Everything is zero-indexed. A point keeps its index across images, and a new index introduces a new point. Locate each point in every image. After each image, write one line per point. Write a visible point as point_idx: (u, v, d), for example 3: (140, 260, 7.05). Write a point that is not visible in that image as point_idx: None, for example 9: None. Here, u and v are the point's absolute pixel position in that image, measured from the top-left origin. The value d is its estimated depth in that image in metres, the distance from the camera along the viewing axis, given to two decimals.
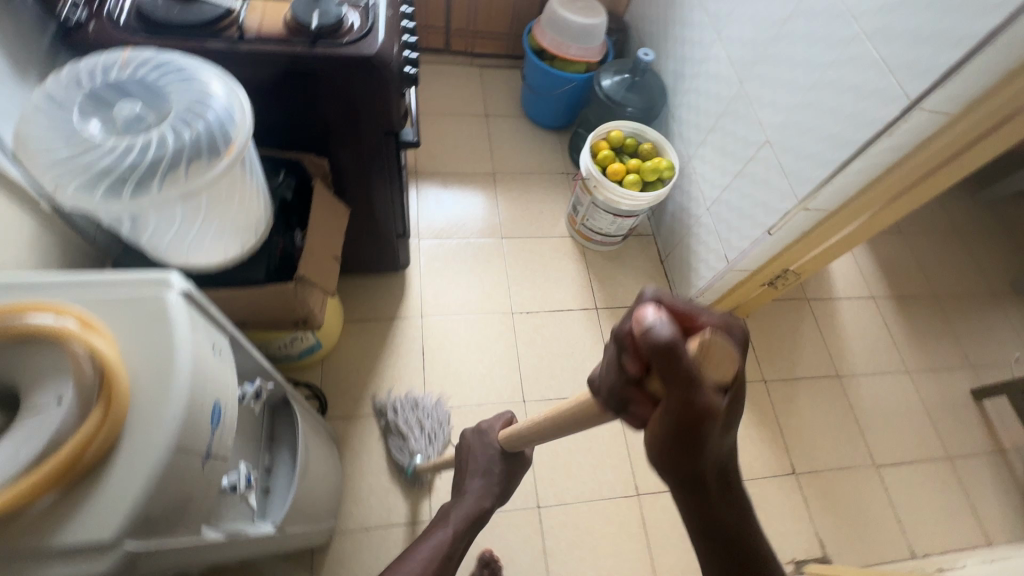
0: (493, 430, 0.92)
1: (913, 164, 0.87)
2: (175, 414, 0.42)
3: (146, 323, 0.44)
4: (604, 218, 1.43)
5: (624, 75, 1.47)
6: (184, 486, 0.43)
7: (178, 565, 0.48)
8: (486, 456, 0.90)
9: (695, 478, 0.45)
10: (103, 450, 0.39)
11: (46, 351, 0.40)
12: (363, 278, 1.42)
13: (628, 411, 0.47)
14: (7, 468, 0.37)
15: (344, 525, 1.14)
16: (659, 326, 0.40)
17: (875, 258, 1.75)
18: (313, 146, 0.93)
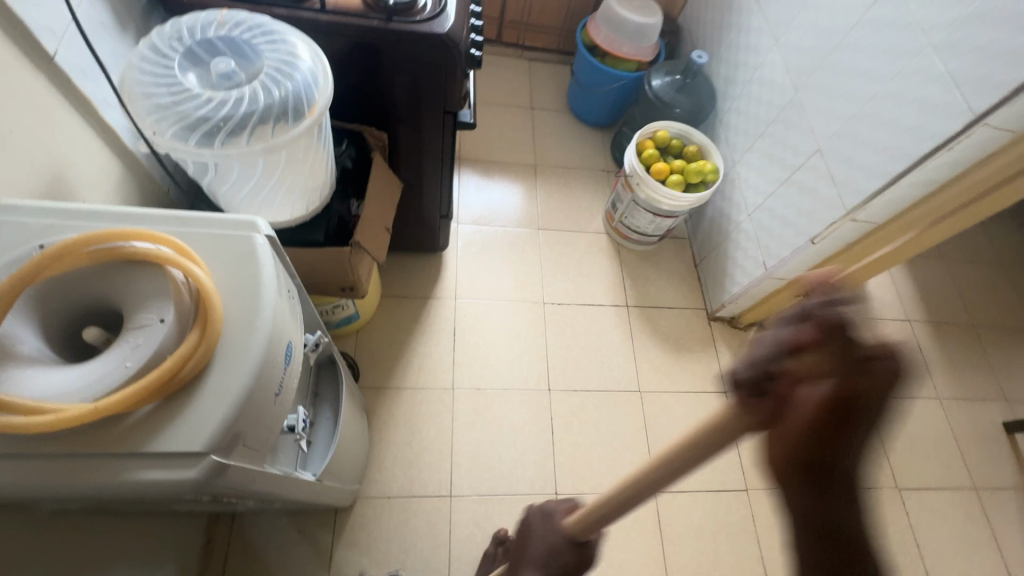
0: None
1: (972, 181, 0.86)
2: (260, 344, 0.44)
3: (236, 260, 0.48)
4: (643, 216, 1.43)
5: (675, 76, 1.48)
6: (262, 413, 0.46)
7: (242, 494, 0.50)
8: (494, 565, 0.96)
9: (821, 462, 0.43)
10: (198, 369, 0.42)
11: (151, 275, 0.44)
12: (401, 256, 1.46)
13: (761, 402, 0.42)
14: (115, 375, 0.40)
15: (367, 490, 1.17)
16: (833, 320, 0.38)
17: (914, 280, 1.72)
18: (374, 120, 0.96)
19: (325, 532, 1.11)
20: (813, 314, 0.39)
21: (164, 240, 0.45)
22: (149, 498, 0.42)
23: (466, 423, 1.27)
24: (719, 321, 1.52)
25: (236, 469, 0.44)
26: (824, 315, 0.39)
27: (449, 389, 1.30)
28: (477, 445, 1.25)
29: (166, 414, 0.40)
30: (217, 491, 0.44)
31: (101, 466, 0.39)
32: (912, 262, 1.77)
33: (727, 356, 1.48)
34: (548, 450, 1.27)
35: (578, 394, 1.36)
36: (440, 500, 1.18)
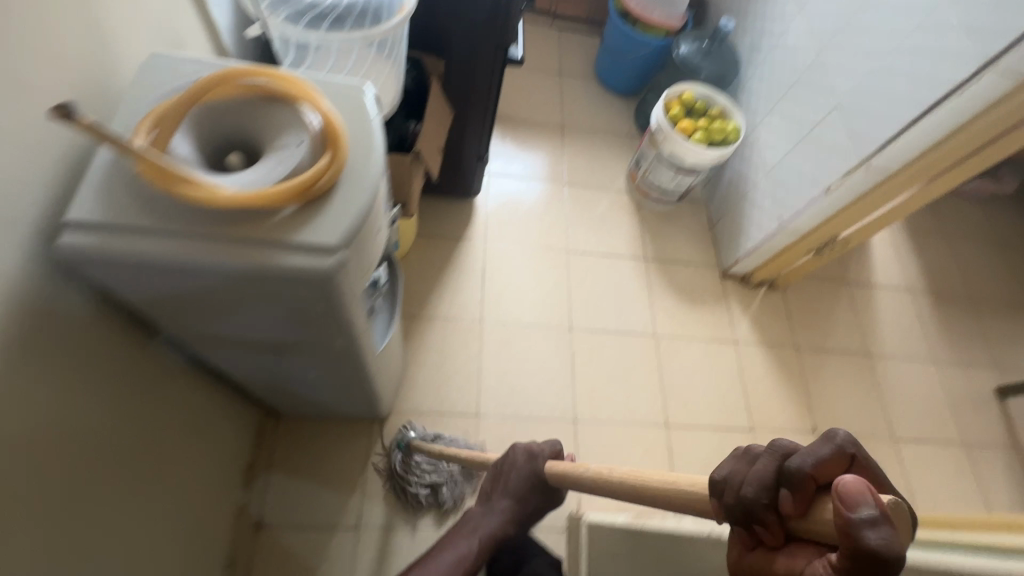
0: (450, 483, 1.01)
1: (979, 126, 0.95)
2: (376, 173, 0.53)
3: (351, 109, 0.56)
4: (666, 172, 1.52)
5: (702, 43, 1.58)
6: (371, 236, 0.54)
7: (343, 318, 0.58)
8: (525, 483, 0.78)
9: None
10: (331, 184, 0.50)
11: (286, 108, 0.52)
12: (435, 199, 1.54)
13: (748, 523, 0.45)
14: (267, 178, 0.48)
15: (399, 405, 1.25)
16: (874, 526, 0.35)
17: (917, 254, 1.81)
18: (432, 49, 1.04)
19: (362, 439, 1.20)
20: (854, 502, 0.36)
21: (293, 82, 0.52)
22: (283, 292, 0.50)
23: (492, 352, 1.35)
24: (732, 278, 1.61)
25: (351, 277, 0.52)
26: (867, 513, 0.36)
27: (477, 321, 1.39)
28: (502, 372, 1.33)
29: (306, 214, 0.49)
30: (334, 296, 0.52)
31: (255, 249, 0.47)
32: (917, 238, 1.85)
33: (738, 310, 1.56)
34: (568, 381, 1.36)
35: (597, 334, 1.44)
36: (467, 419, 1.26)
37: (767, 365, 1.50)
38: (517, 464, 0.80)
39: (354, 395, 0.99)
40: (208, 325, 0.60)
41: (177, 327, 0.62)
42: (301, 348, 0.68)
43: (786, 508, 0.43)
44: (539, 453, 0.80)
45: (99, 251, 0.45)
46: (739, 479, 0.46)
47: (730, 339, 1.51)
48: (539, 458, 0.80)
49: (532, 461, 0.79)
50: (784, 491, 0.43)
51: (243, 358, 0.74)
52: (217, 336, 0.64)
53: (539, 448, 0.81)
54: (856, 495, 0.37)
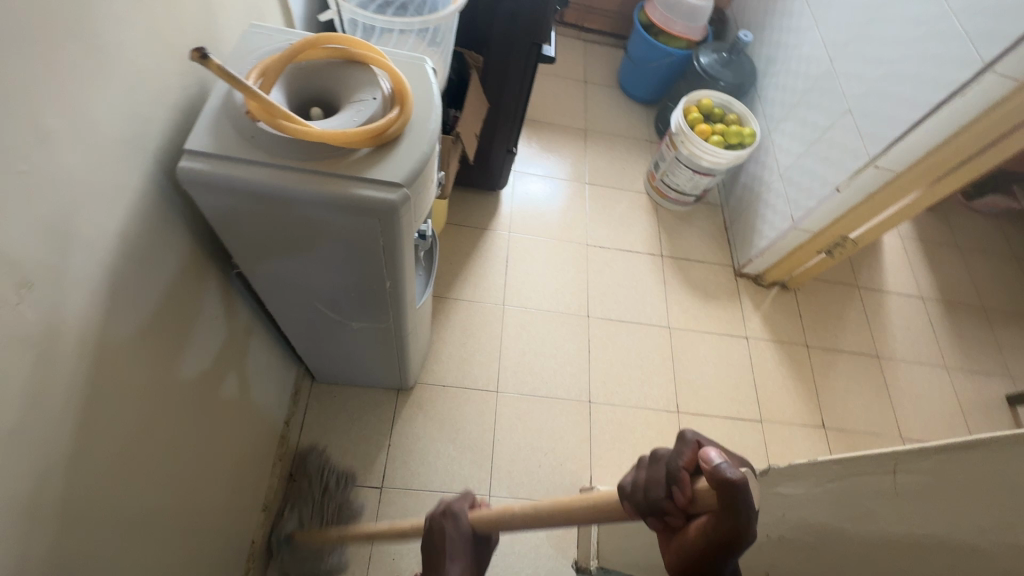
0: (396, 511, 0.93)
1: (982, 126, 1.01)
2: (434, 128, 0.62)
3: (413, 77, 0.66)
4: (683, 173, 1.59)
5: (721, 54, 1.67)
6: (426, 182, 0.63)
7: (397, 258, 0.67)
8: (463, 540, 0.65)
9: None
10: (398, 133, 0.59)
11: (363, 70, 0.61)
12: (464, 192, 1.63)
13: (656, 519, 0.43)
14: (347, 124, 0.57)
15: (424, 378, 1.33)
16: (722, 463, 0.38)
17: (929, 264, 1.85)
18: (473, 45, 1.15)
19: (389, 406, 1.27)
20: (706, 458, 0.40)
21: (365, 47, 0.61)
22: (352, 223, 0.59)
23: (513, 334, 1.43)
24: (745, 278, 1.67)
25: (408, 216, 0.61)
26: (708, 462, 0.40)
27: (499, 305, 1.47)
28: (522, 353, 1.40)
29: (376, 156, 0.58)
30: (394, 231, 0.61)
31: (334, 181, 0.56)
32: (929, 249, 1.89)
33: (751, 308, 1.62)
34: (584, 365, 1.42)
35: (613, 323, 1.50)
36: (487, 394, 1.33)
37: (777, 360, 1.55)
38: (444, 533, 0.64)
39: (387, 357, 1.07)
40: (281, 260, 0.69)
41: (253, 263, 0.71)
42: (354, 292, 0.76)
43: (682, 495, 0.41)
44: (460, 510, 0.67)
45: (209, 175, 0.54)
46: (643, 481, 0.44)
47: (742, 335, 1.56)
48: (464, 515, 0.66)
49: (458, 522, 0.66)
50: (674, 482, 0.41)
51: (299, 303, 0.82)
52: (284, 274, 0.73)
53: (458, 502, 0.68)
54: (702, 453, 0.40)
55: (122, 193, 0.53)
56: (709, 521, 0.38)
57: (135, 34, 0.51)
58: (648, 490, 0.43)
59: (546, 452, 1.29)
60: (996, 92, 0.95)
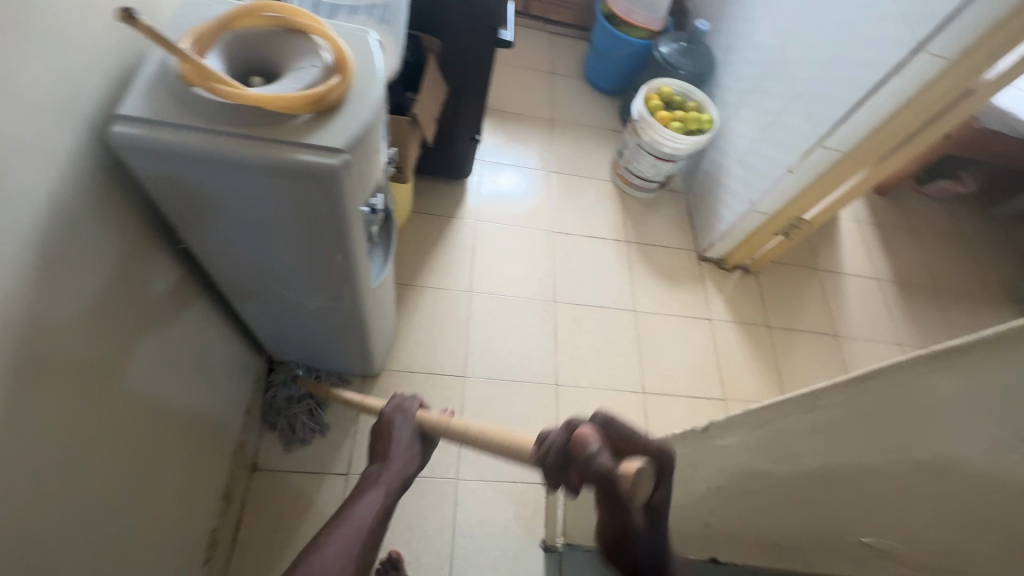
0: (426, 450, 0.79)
1: (919, 104, 1.05)
2: (377, 97, 0.63)
3: (357, 48, 0.66)
4: (646, 160, 1.62)
5: (681, 43, 1.70)
6: (370, 150, 0.63)
7: (345, 228, 0.67)
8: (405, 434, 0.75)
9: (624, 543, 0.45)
10: (340, 100, 0.60)
11: (304, 40, 0.62)
12: (430, 180, 1.63)
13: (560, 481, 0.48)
14: (286, 91, 0.57)
15: (391, 364, 1.32)
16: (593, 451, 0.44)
17: (883, 246, 1.92)
18: (430, 29, 1.15)
19: (354, 393, 1.26)
20: (591, 454, 0.44)
21: (305, 15, 0.61)
22: (294, 189, 0.59)
23: (480, 319, 1.44)
24: (708, 262, 1.71)
25: (352, 183, 0.62)
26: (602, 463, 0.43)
27: (466, 291, 1.47)
28: (488, 338, 1.41)
29: (317, 122, 0.58)
30: (338, 198, 0.62)
31: (273, 146, 0.56)
32: (884, 232, 1.96)
33: (714, 291, 1.66)
34: (550, 349, 1.43)
35: (579, 307, 1.52)
36: (455, 379, 1.34)
37: (739, 340, 1.59)
38: (393, 427, 0.74)
39: (349, 341, 1.06)
40: (227, 231, 0.69)
41: (199, 235, 0.70)
42: (306, 266, 0.76)
43: (573, 480, 0.46)
44: (408, 406, 0.76)
45: (144, 140, 0.54)
46: (551, 450, 0.48)
47: (706, 317, 1.60)
48: (411, 410, 0.76)
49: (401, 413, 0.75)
50: (591, 463, 0.43)
51: (251, 281, 0.82)
52: (232, 248, 0.73)
53: (409, 401, 0.76)
54: (587, 443, 0.44)
55: (49, 158, 0.52)
56: (607, 506, 0.44)
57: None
58: (557, 459, 0.47)
59: (514, 435, 1.30)
60: (930, 70, 1.00)
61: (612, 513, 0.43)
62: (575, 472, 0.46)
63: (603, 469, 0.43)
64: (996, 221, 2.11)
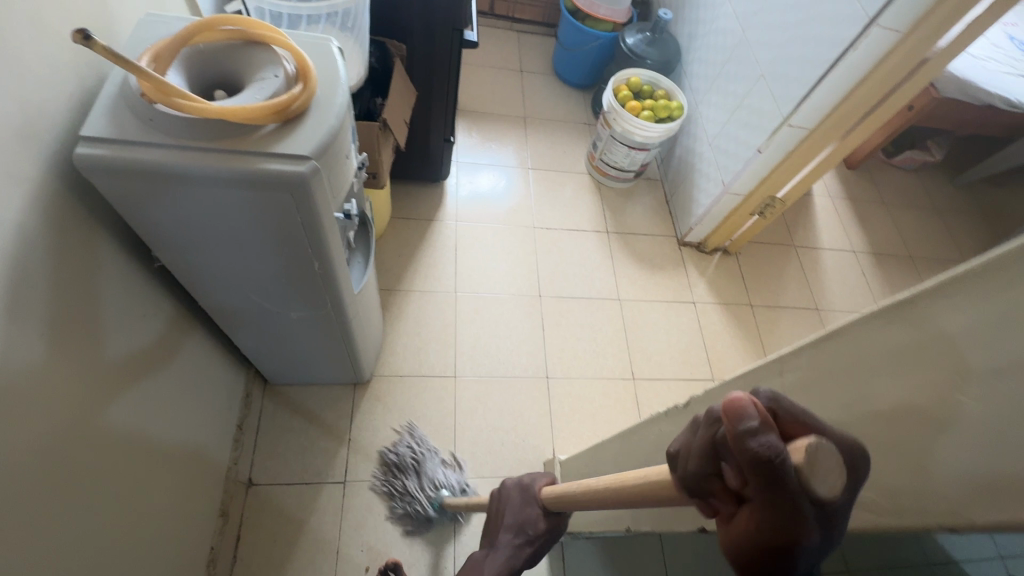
0: (535, 489, 0.81)
1: (877, 77, 1.08)
2: (340, 103, 0.64)
3: (318, 55, 0.67)
4: (620, 150, 1.65)
5: (645, 33, 1.73)
6: (338, 155, 0.64)
7: (320, 235, 0.68)
8: (522, 505, 0.81)
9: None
10: (304, 107, 0.60)
11: (264, 50, 0.63)
12: (407, 185, 1.64)
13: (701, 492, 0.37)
14: (249, 102, 0.58)
15: (381, 370, 1.33)
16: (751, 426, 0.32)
17: (858, 220, 1.97)
18: (395, 34, 1.16)
19: (346, 401, 1.27)
20: (746, 422, 0.32)
21: (263, 26, 0.62)
22: (266, 199, 0.60)
23: (467, 319, 1.45)
24: (688, 247, 1.73)
25: (323, 189, 0.62)
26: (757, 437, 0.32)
27: (451, 293, 1.48)
28: (476, 337, 1.42)
29: (283, 131, 0.59)
30: (311, 205, 0.62)
31: (241, 157, 0.57)
32: (858, 206, 2.01)
33: (696, 275, 1.68)
34: (539, 343, 1.45)
35: (564, 300, 1.54)
36: (446, 380, 1.34)
37: (724, 321, 1.61)
38: (512, 496, 0.82)
39: (335, 349, 1.06)
40: (203, 246, 0.69)
41: (175, 252, 0.70)
42: (285, 276, 0.76)
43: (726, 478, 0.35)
44: (532, 484, 0.82)
45: (110, 160, 0.54)
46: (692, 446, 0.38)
47: (689, 301, 1.62)
48: (534, 486, 0.82)
49: (525, 492, 0.82)
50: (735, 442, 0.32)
51: (232, 295, 0.82)
52: (210, 262, 0.73)
53: (533, 480, 0.83)
54: (742, 410, 0.32)
55: (12, 184, 0.51)
56: (754, 508, 0.32)
57: (14, 21, 0.50)
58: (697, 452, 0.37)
59: (508, 430, 1.30)
60: (884, 44, 1.03)
61: (758, 518, 0.31)
62: (732, 465, 0.34)
63: (755, 442, 0.31)
64: (964, 187, 2.17)
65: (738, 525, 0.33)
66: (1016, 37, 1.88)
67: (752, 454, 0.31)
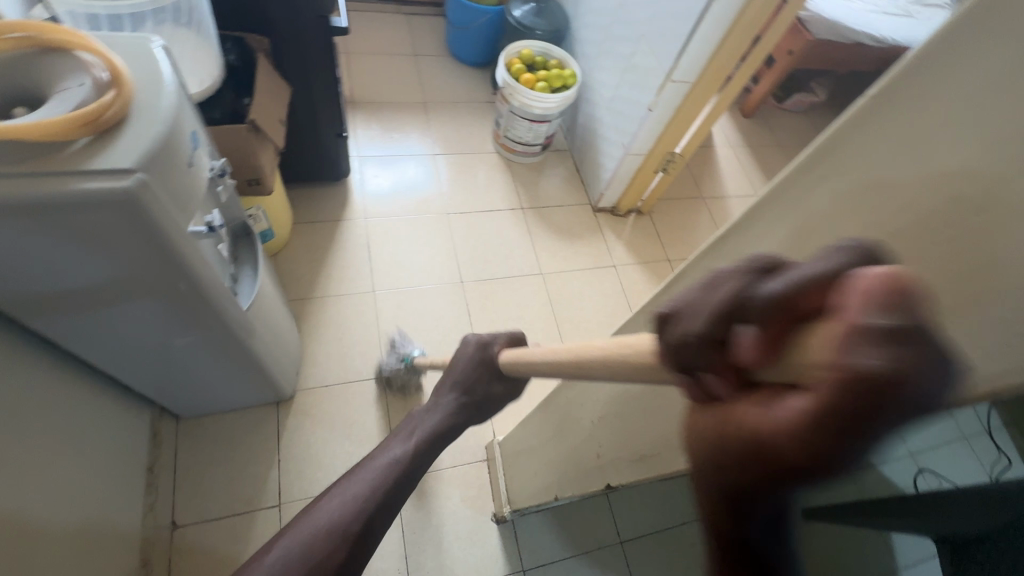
0: (492, 345, 0.75)
1: (741, 25, 1.12)
2: (167, 109, 0.58)
3: (138, 57, 0.61)
4: (522, 125, 1.63)
5: (531, 4, 1.71)
6: (173, 167, 0.59)
7: (174, 253, 0.62)
8: (474, 369, 0.74)
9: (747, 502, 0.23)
10: (120, 117, 0.54)
11: (66, 57, 0.56)
12: (308, 188, 1.56)
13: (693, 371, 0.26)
14: (49, 116, 0.51)
15: (304, 383, 1.27)
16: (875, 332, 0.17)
17: (758, 166, 2.07)
18: (254, 28, 1.08)
19: (270, 421, 1.20)
20: (881, 298, 0.17)
21: (59, 29, 0.55)
22: (93, 222, 0.54)
23: (390, 317, 1.41)
24: (603, 212, 1.76)
25: (162, 203, 0.57)
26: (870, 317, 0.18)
27: (370, 292, 1.43)
28: (402, 334, 1.39)
29: (98, 145, 0.53)
30: (151, 222, 0.57)
31: (48, 178, 0.50)
32: (756, 152, 2.11)
33: (613, 239, 1.71)
34: (467, 329, 1.43)
35: (487, 282, 1.53)
36: (375, 382, 1.31)
37: (645, 279, 1.66)
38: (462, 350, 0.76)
39: (242, 370, 1.00)
40: (39, 287, 0.61)
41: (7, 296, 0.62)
42: (152, 304, 0.70)
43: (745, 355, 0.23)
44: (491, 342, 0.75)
45: None
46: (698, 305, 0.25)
47: (610, 265, 1.66)
48: (492, 344, 0.75)
49: (482, 351, 0.74)
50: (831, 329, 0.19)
51: (99, 333, 0.75)
52: (57, 302, 0.65)
53: (489, 339, 0.76)
54: (883, 288, 0.18)
55: None
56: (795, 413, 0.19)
57: None
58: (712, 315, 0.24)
59: None
60: None
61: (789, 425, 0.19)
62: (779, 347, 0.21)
63: (883, 329, 0.17)
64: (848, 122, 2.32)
65: (728, 416, 0.23)
66: None
67: (855, 345, 0.17)
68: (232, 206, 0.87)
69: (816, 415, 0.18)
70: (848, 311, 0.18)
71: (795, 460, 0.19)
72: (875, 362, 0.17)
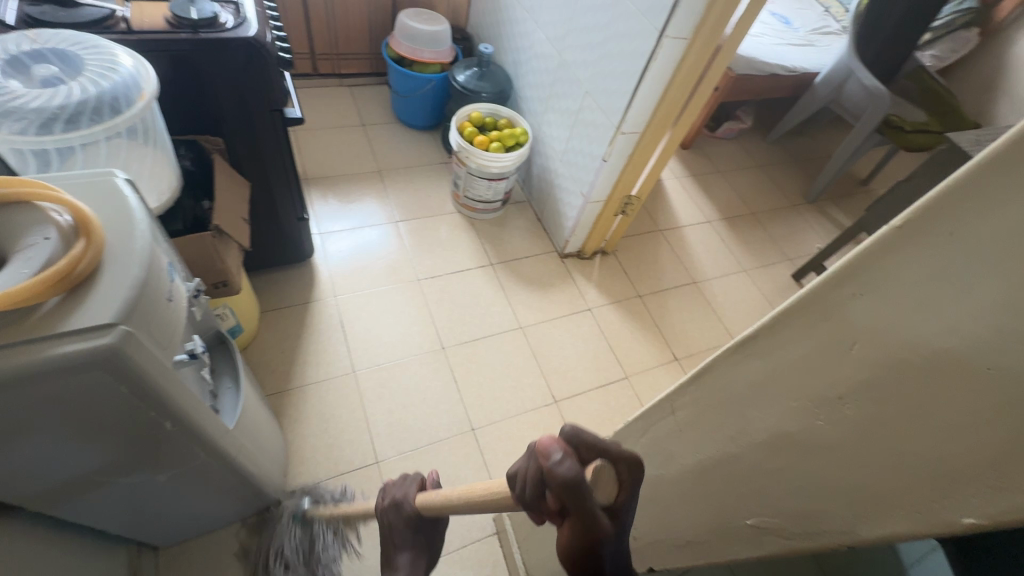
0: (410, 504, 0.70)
1: (679, 79, 1.22)
2: (144, 249, 0.55)
3: (104, 195, 0.58)
4: (481, 184, 1.66)
5: (473, 68, 1.75)
6: (155, 308, 0.56)
7: (158, 395, 0.58)
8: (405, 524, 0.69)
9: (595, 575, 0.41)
10: (91, 267, 0.51)
11: (25, 211, 0.52)
12: (271, 273, 1.51)
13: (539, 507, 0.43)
14: (15, 280, 0.47)
15: (293, 484, 1.19)
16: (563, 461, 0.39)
17: (703, 192, 2.19)
18: (206, 128, 1.06)
19: (260, 534, 1.11)
20: (553, 454, 0.39)
21: (24, 182, 0.52)
22: (73, 385, 0.50)
23: (375, 397, 1.36)
24: (570, 257, 1.79)
25: (147, 349, 0.53)
26: (551, 455, 0.40)
27: (350, 373, 1.38)
28: (390, 412, 1.34)
29: (71, 303, 0.49)
30: (136, 373, 0.53)
31: (17, 349, 0.46)
32: (699, 180, 2.24)
33: (584, 282, 1.75)
34: (455, 396, 1.40)
35: (468, 344, 1.51)
36: (369, 469, 1.24)
37: (620, 317, 1.69)
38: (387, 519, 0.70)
39: (226, 489, 0.93)
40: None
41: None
42: (127, 449, 0.64)
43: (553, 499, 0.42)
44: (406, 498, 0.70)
45: None
46: (524, 477, 0.44)
47: (585, 308, 1.68)
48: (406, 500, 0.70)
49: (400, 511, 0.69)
50: (555, 467, 0.39)
51: (75, 488, 0.67)
52: (12, 469, 0.57)
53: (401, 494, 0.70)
54: (554, 450, 0.40)
55: None
56: (571, 524, 0.39)
57: None
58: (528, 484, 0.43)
59: None
60: (676, 51, 1.16)
61: (575, 529, 0.39)
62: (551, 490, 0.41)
63: (566, 472, 0.39)
64: (775, 143, 2.51)
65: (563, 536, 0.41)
66: (777, 13, 2.35)
67: (570, 485, 0.39)
68: (206, 321, 0.82)
69: (586, 521, 0.38)
70: (551, 472, 0.39)
71: (588, 549, 0.39)
72: (575, 492, 0.38)
